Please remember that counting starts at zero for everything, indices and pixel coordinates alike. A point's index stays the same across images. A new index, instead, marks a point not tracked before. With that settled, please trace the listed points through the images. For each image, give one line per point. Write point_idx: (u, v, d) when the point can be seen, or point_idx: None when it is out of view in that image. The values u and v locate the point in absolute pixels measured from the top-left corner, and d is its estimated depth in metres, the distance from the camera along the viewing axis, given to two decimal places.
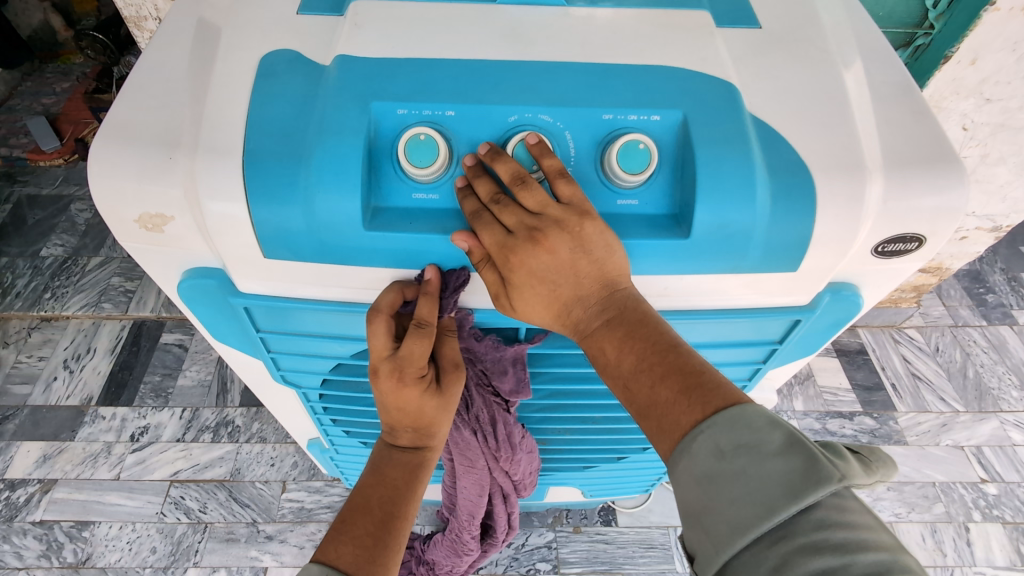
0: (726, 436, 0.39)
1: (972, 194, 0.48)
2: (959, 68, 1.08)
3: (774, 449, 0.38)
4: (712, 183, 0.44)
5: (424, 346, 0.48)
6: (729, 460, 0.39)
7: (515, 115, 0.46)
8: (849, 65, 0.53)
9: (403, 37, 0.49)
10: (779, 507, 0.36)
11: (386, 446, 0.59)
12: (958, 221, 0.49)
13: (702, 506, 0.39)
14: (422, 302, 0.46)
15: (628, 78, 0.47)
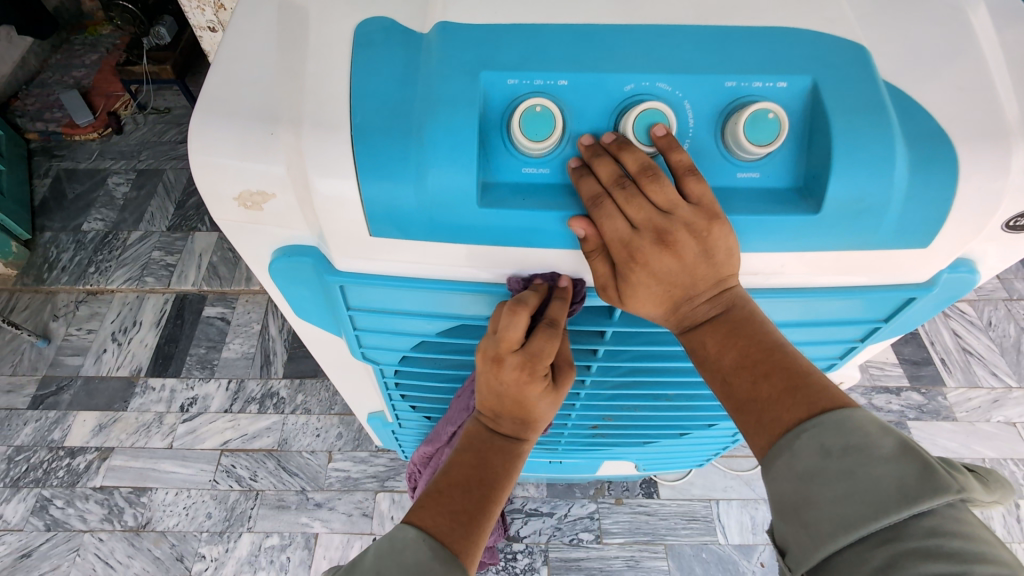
0: (833, 436, 0.38)
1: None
2: None
3: (886, 453, 0.36)
4: (847, 154, 0.41)
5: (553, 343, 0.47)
6: (835, 460, 0.37)
7: (632, 84, 0.43)
8: (984, 22, 0.49)
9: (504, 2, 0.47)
10: (887, 510, 0.34)
11: (488, 431, 0.56)
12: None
13: (801, 500, 0.38)
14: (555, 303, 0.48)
15: (750, 41, 0.44)
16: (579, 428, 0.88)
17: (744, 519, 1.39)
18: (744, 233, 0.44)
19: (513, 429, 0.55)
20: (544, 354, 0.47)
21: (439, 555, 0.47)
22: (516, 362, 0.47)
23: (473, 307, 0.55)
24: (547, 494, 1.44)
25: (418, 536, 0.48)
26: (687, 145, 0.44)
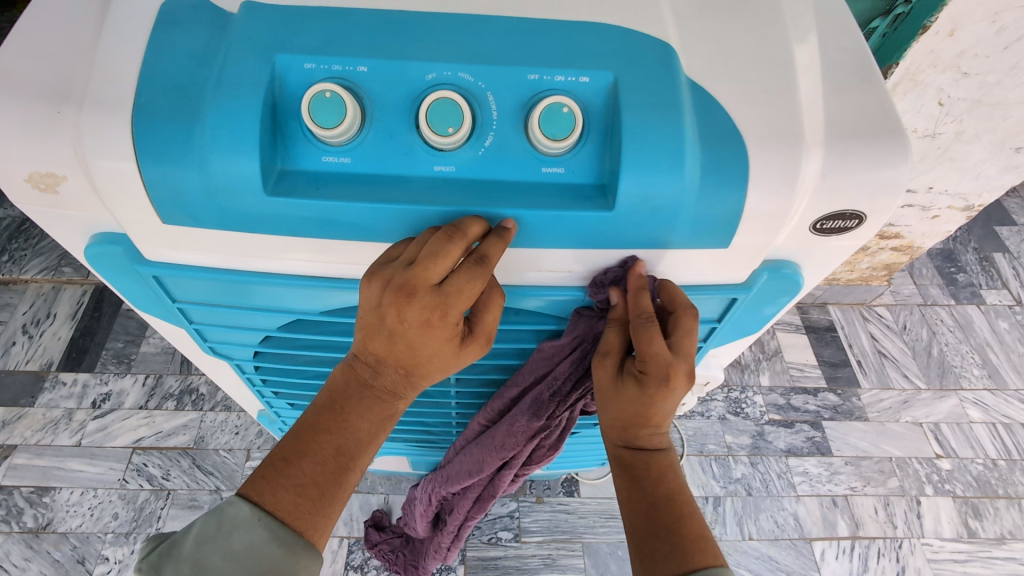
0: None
1: (913, 170, 0.46)
2: (937, 39, 1.05)
3: None
4: (635, 151, 0.41)
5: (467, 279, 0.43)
6: None
7: (432, 73, 0.42)
8: (801, 28, 0.50)
9: None
10: None
11: (358, 388, 0.51)
12: (899, 197, 0.47)
13: None
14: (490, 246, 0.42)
15: (557, 34, 0.44)
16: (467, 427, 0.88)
17: None
18: (544, 230, 0.44)
19: (391, 386, 0.51)
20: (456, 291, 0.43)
21: (277, 534, 0.50)
22: (427, 300, 0.43)
23: (303, 301, 0.54)
24: None
25: (253, 515, 0.49)
26: (490, 137, 0.43)
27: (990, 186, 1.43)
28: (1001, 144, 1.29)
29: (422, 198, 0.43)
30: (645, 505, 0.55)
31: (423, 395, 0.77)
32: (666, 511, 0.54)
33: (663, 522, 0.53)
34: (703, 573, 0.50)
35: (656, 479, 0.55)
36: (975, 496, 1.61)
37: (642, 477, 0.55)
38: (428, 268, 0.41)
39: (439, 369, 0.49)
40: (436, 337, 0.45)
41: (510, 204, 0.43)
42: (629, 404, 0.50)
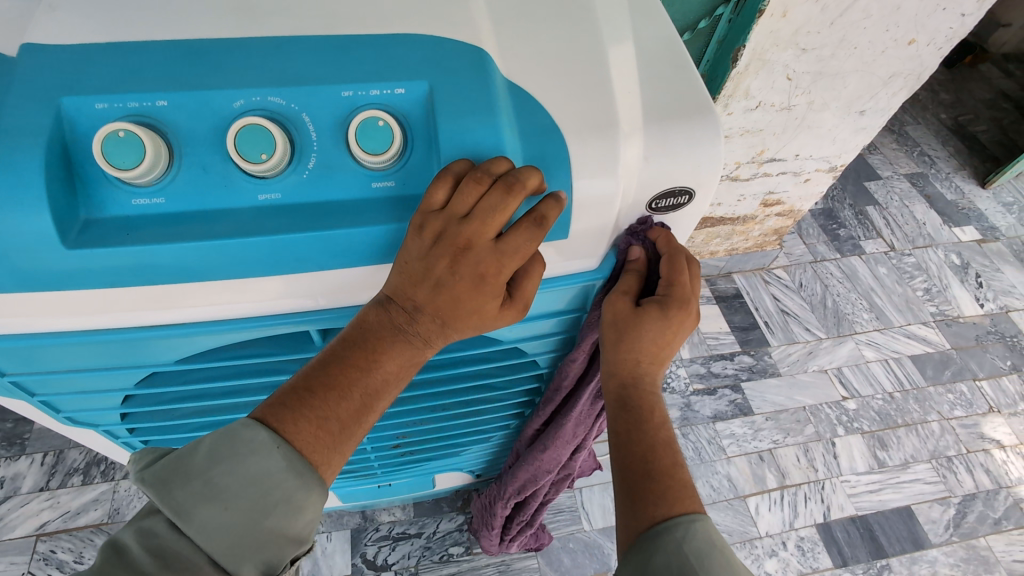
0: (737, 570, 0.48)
1: (725, 147, 0.50)
2: (773, 21, 1.15)
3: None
4: (454, 158, 0.43)
5: (473, 196, 0.41)
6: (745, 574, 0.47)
7: (240, 100, 0.41)
8: (613, 21, 0.52)
9: (107, 12, 0.43)
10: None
11: (395, 326, 0.47)
12: (718, 171, 0.51)
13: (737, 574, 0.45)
14: (500, 162, 0.42)
15: (368, 49, 0.44)
16: (383, 449, 0.88)
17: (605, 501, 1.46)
18: (381, 245, 0.45)
19: (429, 334, 0.48)
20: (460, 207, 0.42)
21: (294, 463, 0.44)
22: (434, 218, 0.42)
23: (152, 353, 0.51)
24: (415, 514, 1.46)
25: (273, 442, 0.44)
26: (314, 159, 0.43)
27: (847, 147, 1.57)
28: (847, 109, 1.43)
29: (245, 231, 0.42)
30: (643, 451, 0.52)
31: None
32: (649, 461, 0.52)
33: (656, 467, 0.51)
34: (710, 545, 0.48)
35: (637, 412, 0.53)
36: (879, 428, 1.76)
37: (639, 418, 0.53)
38: (450, 187, 0.41)
39: (477, 323, 0.47)
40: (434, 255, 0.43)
41: (342, 226, 0.43)
42: (653, 331, 0.52)
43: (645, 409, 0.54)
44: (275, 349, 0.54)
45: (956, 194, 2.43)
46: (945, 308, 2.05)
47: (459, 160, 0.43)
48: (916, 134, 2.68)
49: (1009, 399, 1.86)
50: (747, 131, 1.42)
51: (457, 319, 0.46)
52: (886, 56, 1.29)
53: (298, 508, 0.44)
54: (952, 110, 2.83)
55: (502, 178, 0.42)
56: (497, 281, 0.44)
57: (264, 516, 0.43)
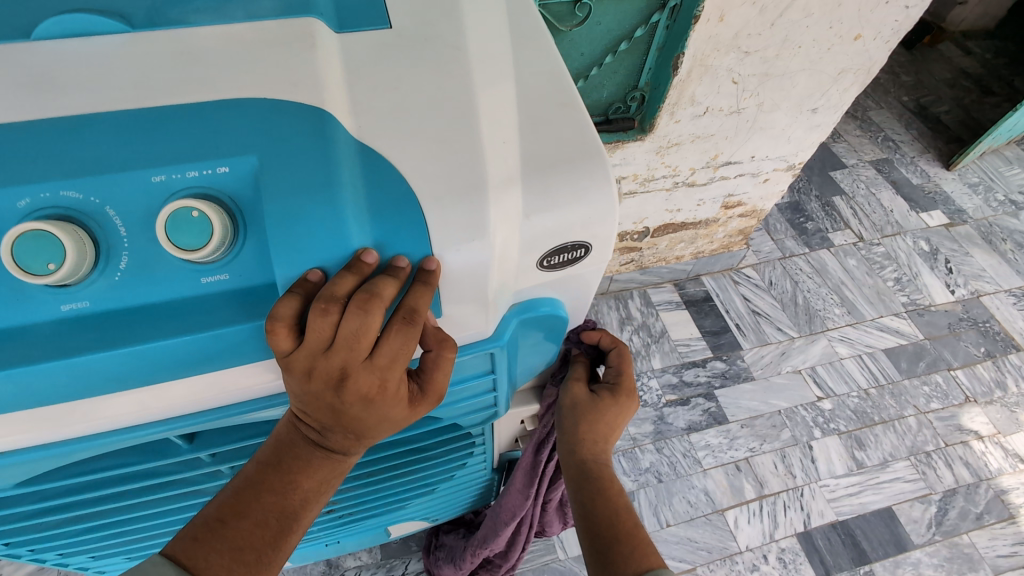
0: None
1: (618, 194, 0.45)
2: (711, 26, 1.09)
3: None
4: (287, 244, 0.37)
5: (362, 323, 0.37)
6: None
7: (26, 199, 0.34)
8: (489, 60, 0.47)
9: None
10: None
11: (307, 443, 0.44)
12: (614, 224, 0.45)
13: None
14: (385, 283, 0.38)
15: (185, 120, 0.37)
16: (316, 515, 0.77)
17: None
18: (218, 349, 0.37)
19: (343, 446, 0.44)
20: (351, 333, 0.37)
21: None
22: (316, 346, 0.37)
23: None
24: (382, 556, 1.39)
25: None
26: (127, 258, 0.36)
27: (803, 145, 1.54)
28: (798, 108, 1.39)
29: (46, 353, 0.35)
30: (605, 517, 0.57)
31: None
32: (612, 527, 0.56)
33: (620, 529, 0.55)
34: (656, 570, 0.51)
35: (597, 483, 0.59)
36: (856, 428, 1.73)
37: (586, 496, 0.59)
38: (329, 313, 0.37)
39: (387, 430, 0.43)
40: (319, 385, 0.39)
41: (166, 333, 0.36)
42: (602, 416, 0.60)
43: (603, 480, 0.60)
44: (141, 454, 0.46)
45: (922, 179, 2.42)
46: (916, 297, 2.03)
47: (346, 277, 0.37)
48: (880, 119, 2.65)
49: (984, 388, 1.84)
50: (698, 137, 1.38)
51: (364, 433, 0.43)
52: (833, 53, 1.25)
53: None
54: (914, 91, 2.82)
55: (382, 300, 0.37)
56: (396, 388, 0.41)
57: None
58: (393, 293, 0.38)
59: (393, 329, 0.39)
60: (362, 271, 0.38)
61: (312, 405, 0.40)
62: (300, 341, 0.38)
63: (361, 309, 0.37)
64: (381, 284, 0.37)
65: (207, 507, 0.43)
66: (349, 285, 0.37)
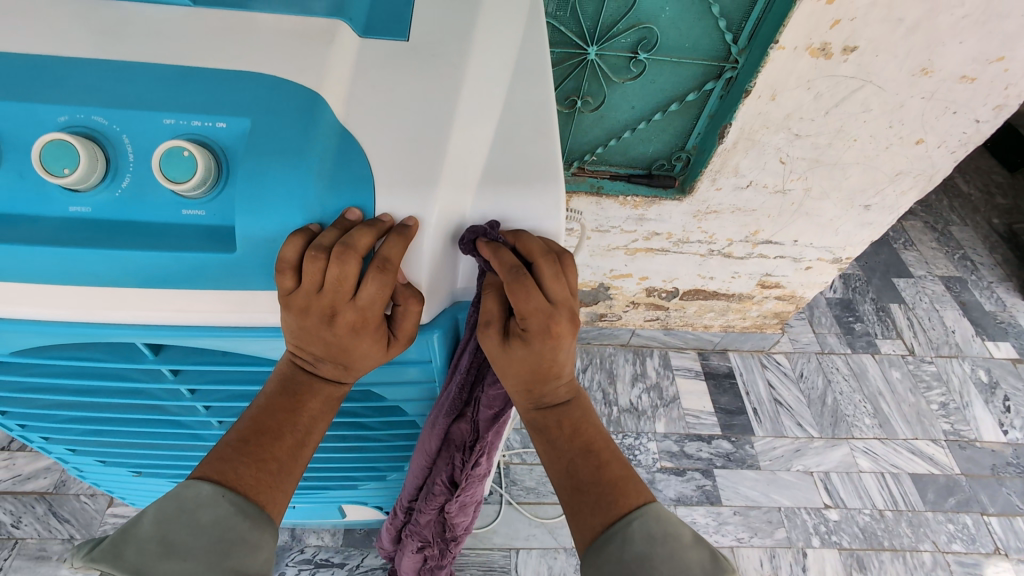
0: (655, 525, 0.47)
1: (565, 221, 0.49)
2: (762, 103, 1.11)
3: (687, 542, 0.46)
4: (256, 197, 0.43)
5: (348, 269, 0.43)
6: (657, 546, 0.46)
7: (64, 115, 0.42)
8: (484, 82, 0.52)
9: None
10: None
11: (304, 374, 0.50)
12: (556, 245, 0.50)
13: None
14: (361, 233, 0.43)
15: (205, 81, 0.45)
16: None
17: (541, 568, 1.33)
18: (177, 271, 0.43)
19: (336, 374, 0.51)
20: (340, 277, 0.43)
21: (244, 507, 0.45)
22: (310, 288, 0.44)
23: None
24: (343, 543, 1.42)
25: (218, 492, 0.44)
26: (128, 180, 0.43)
27: (852, 240, 1.49)
28: (849, 202, 1.36)
29: (48, 240, 0.42)
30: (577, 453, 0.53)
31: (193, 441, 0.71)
32: (586, 464, 0.52)
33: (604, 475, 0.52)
34: (626, 522, 0.48)
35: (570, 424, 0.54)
36: (860, 547, 1.60)
37: (556, 435, 0.54)
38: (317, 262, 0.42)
39: (378, 360, 0.49)
40: (314, 321, 0.45)
41: (141, 247, 0.42)
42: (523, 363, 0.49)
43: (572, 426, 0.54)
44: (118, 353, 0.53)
45: (996, 306, 2.25)
46: (961, 428, 1.88)
47: (328, 232, 0.43)
48: (962, 236, 2.51)
49: (1020, 544, 1.65)
50: (738, 209, 1.38)
51: (353, 362, 0.49)
52: (891, 152, 1.23)
53: (258, 546, 0.44)
54: (1007, 216, 2.65)
55: (358, 249, 0.43)
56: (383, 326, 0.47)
57: (226, 557, 0.41)
58: (368, 243, 0.43)
59: (369, 272, 0.43)
60: (346, 224, 0.44)
61: (308, 340, 0.46)
62: (299, 283, 0.44)
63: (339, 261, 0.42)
64: (357, 234, 0.43)
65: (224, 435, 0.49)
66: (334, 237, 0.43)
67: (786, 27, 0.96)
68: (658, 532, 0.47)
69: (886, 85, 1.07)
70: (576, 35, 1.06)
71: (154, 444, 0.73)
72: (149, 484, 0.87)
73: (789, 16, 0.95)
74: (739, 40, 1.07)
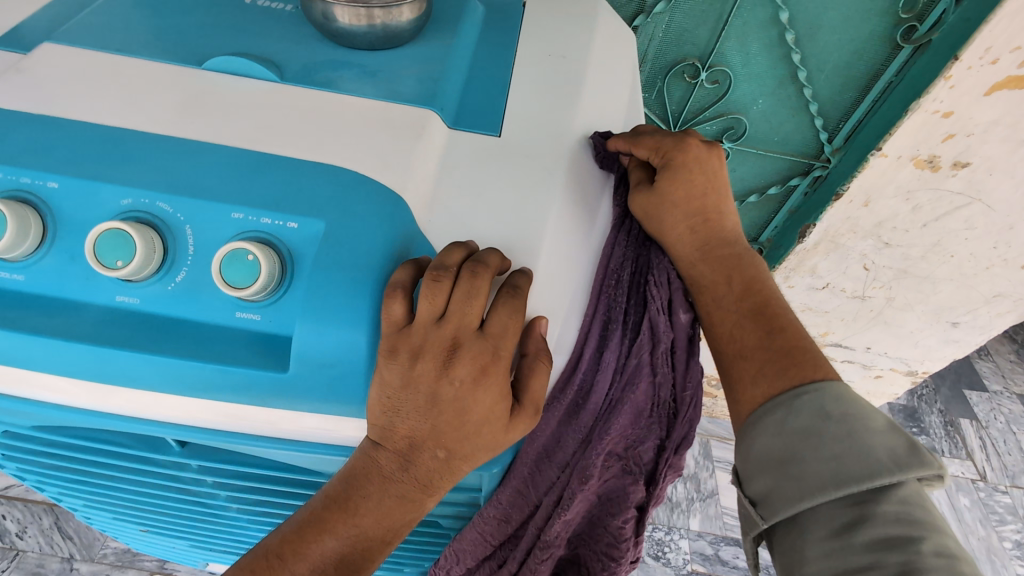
0: (833, 402, 0.44)
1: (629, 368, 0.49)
2: (852, 208, 1.03)
3: (879, 425, 0.43)
4: (320, 305, 0.37)
5: (481, 289, 0.37)
6: (833, 421, 0.44)
7: (128, 198, 0.38)
8: (575, 190, 0.48)
9: (73, 90, 0.43)
10: (847, 482, 0.41)
11: (390, 468, 0.38)
12: None
13: (786, 457, 0.45)
14: (489, 253, 0.38)
15: (283, 173, 0.41)
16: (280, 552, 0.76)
17: None
18: (215, 384, 0.37)
19: (432, 470, 0.38)
20: (472, 299, 0.37)
21: None
22: (429, 317, 0.37)
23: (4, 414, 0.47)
24: None
25: None
26: (184, 274, 0.39)
27: (933, 355, 1.37)
28: (936, 317, 1.24)
29: (86, 337, 0.37)
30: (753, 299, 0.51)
31: (203, 520, 0.66)
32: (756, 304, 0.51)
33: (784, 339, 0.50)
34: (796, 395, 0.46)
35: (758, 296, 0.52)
36: None
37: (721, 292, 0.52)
38: (443, 285, 0.37)
39: (487, 442, 0.38)
40: (428, 365, 0.36)
41: (182, 354, 0.37)
42: (683, 189, 0.49)
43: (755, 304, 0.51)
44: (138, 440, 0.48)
45: None
46: None
47: (451, 252, 0.38)
48: None
49: None
50: (809, 308, 1.28)
51: (459, 448, 0.37)
52: (991, 273, 1.12)
53: None
54: None
55: (489, 264, 0.38)
56: (504, 381, 0.37)
57: None
58: (500, 263, 0.39)
59: (504, 298, 0.37)
60: (454, 262, 0.38)
61: (404, 414, 0.37)
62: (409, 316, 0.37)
63: (471, 283, 0.37)
64: (487, 255, 0.38)
65: (273, 532, 0.39)
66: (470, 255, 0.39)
67: (892, 135, 0.89)
68: (834, 411, 0.44)
69: (996, 205, 0.97)
70: (659, 117, 1.02)
71: (163, 514, 0.68)
72: (154, 539, 0.81)
73: (898, 125, 0.88)
74: (833, 141, 1.01)
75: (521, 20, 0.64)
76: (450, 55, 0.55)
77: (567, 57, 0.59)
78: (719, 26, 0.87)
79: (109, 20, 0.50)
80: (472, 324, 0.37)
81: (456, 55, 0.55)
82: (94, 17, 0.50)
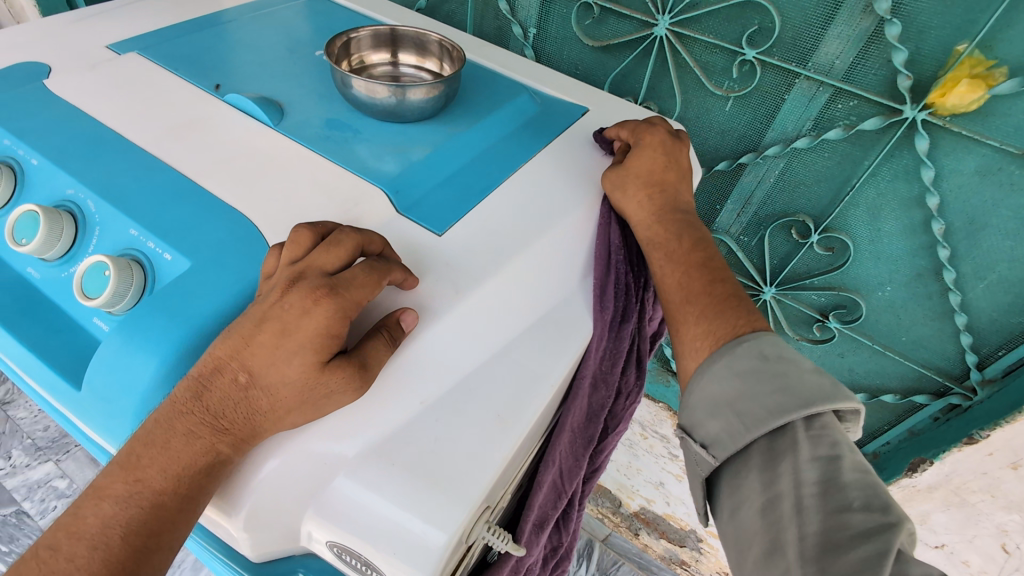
0: (771, 346, 0.42)
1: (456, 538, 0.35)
2: (992, 464, 0.75)
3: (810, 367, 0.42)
4: (132, 337, 0.37)
5: (330, 255, 0.38)
6: (770, 362, 0.42)
7: (70, 189, 0.43)
8: (488, 313, 0.42)
9: (114, 91, 0.51)
10: (789, 406, 0.40)
11: (180, 416, 0.34)
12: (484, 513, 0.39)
13: (733, 394, 0.42)
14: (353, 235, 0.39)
15: (193, 209, 0.42)
16: None
17: None
18: (39, 374, 0.39)
19: (226, 424, 0.34)
20: (323, 261, 0.37)
21: None
22: (281, 276, 0.37)
23: None
24: None
25: None
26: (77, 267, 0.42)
27: None
28: None
29: None
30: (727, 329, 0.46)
31: None
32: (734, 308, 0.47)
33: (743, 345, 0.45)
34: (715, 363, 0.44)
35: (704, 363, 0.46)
36: None
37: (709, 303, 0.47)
38: (299, 245, 0.38)
39: (295, 399, 0.34)
40: (256, 312, 0.36)
41: (31, 337, 0.40)
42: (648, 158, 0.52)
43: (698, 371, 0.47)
44: None
45: None
46: None
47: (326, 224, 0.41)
48: None
49: None
50: None
51: (259, 395, 0.34)
52: None
53: None
54: None
55: (344, 239, 0.39)
56: (315, 343, 0.35)
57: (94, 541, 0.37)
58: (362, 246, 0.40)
59: (360, 265, 0.38)
60: (325, 235, 0.40)
61: (202, 395, 0.34)
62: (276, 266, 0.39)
63: (327, 247, 0.38)
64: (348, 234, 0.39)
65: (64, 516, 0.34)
66: (292, 235, 0.38)
67: None
68: (772, 353, 0.42)
69: None
70: (755, 267, 0.88)
71: None
72: None
73: None
74: (985, 368, 0.76)
75: (568, 124, 0.60)
76: (455, 142, 0.53)
77: (582, 178, 0.53)
78: (844, 188, 0.73)
79: (194, 45, 0.59)
80: (316, 273, 0.37)
81: (461, 140, 0.53)
82: (186, 41, 0.59)
